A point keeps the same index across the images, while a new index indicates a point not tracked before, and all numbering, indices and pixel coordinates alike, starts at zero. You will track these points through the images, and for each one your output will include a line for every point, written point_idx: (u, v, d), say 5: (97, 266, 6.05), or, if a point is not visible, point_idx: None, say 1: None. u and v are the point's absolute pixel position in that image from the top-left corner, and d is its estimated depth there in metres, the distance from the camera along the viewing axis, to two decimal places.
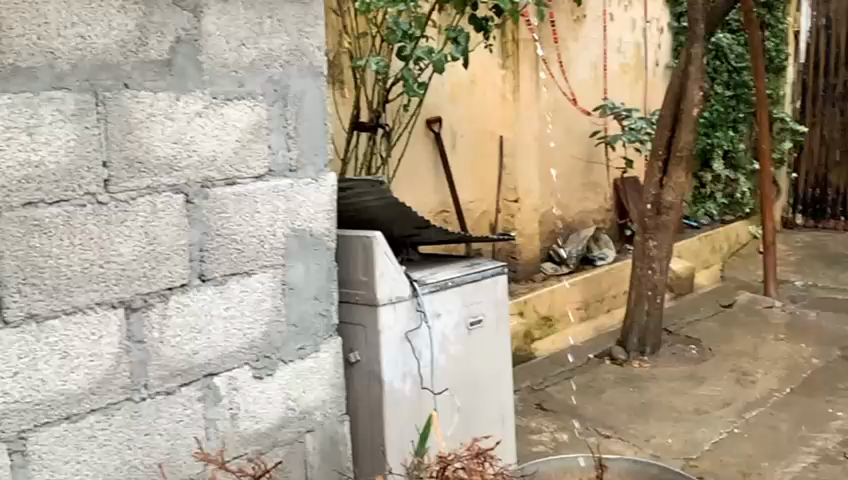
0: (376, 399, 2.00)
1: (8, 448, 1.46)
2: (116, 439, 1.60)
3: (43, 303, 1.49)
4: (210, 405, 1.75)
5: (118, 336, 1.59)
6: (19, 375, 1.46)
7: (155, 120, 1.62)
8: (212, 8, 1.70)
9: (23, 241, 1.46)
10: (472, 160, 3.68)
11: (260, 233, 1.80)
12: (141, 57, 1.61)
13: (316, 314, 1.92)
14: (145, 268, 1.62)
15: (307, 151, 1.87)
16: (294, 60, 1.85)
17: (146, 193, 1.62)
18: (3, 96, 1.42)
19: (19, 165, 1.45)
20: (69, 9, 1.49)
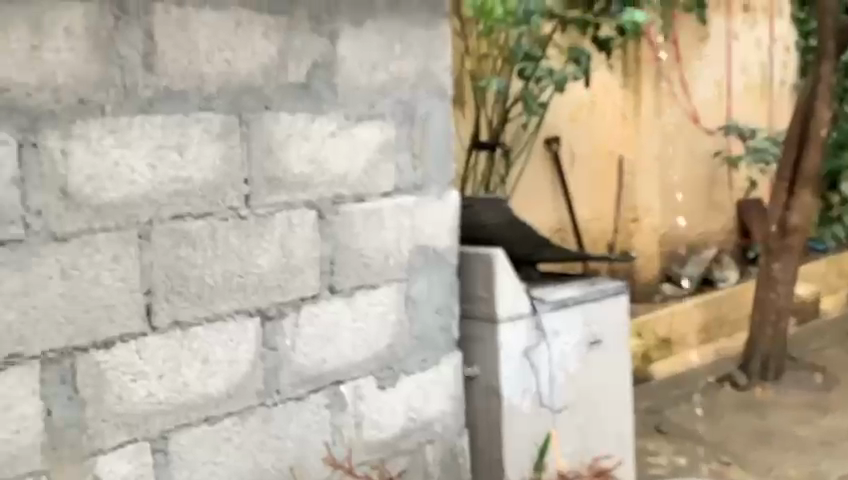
0: (494, 414, 2.03)
1: (153, 447, 1.56)
2: (249, 441, 1.69)
3: (188, 309, 1.59)
4: (337, 412, 1.82)
5: (254, 343, 1.69)
6: (165, 378, 1.56)
7: (293, 140, 1.72)
8: (346, 33, 1.79)
9: (172, 252, 1.56)
10: (592, 179, 3.63)
11: (386, 248, 1.88)
12: (282, 81, 1.70)
13: (439, 328, 1.99)
14: (280, 279, 1.72)
15: (433, 171, 1.96)
16: (422, 83, 1.93)
17: (283, 208, 1.72)
18: (158, 117, 1.53)
19: (170, 181, 1.56)
20: (219, 36, 1.61)
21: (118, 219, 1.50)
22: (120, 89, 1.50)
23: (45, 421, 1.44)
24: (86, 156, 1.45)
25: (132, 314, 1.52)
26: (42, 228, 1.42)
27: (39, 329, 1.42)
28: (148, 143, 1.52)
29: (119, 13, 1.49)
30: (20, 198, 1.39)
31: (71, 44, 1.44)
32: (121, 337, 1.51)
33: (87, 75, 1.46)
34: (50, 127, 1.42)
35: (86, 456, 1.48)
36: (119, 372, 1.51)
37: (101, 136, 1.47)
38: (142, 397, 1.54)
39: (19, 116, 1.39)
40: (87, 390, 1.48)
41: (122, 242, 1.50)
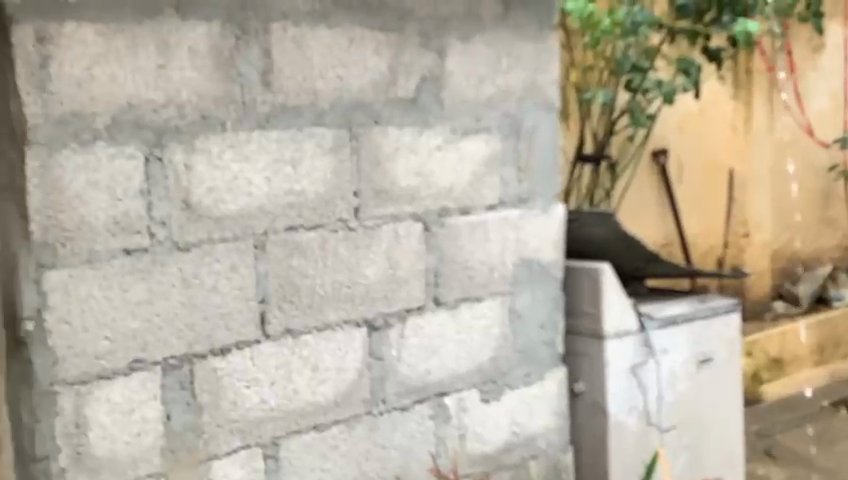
0: (600, 431, 2.02)
1: (264, 452, 1.61)
2: (356, 449, 1.72)
3: (298, 318, 1.64)
4: (440, 424, 1.84)
5: (361, 353, 1.72)
6: (276, 384, 1.61)
7: (400, 154, 1.75)
8: (454, 48, 1.81)
9: (285, 262, 1.62)
10: (703, 192, 3.40)
11: (490, 261, 1.89)
12: (391, 96, 1.74)
13: (542, 342, 1.99)
14: (387, 290, 1.75)
15: (538, 184, 1.96)
16: (528, 95, 1.93)
17: (391, 221, 1.75)
18: (274, 132, 1.59)
19: (284, 194, 1.61)
20: (332, 53, 1.65)
21: (235, 229, 1.56)
22: (239, 105, 1.56)
23: (164, 425, 1.50)
24: (207, 170, 1.52)
25: (247, 322, 1.58)
26: (166, 238, 1.49)
27: (161, 335, 1.49)
28: (264, 157, 1.58)
29: (239, 33, 1.55)
30: (146, 209, 1.46)
31: (196, 63, 1.51)
32: (237, 344, 1.57)
33: (209, 92, 1.53)
34: (175, 142, 1.49)
35: (202, 460, 1.54)
36: (234, 379, 1.57)
37: (221, 150, 1.53)
38: (255, 404, 1.59)
39: (146, 132, 1.47)
40: (204, 396, 1.54)
41: (238, 252, 1.56)
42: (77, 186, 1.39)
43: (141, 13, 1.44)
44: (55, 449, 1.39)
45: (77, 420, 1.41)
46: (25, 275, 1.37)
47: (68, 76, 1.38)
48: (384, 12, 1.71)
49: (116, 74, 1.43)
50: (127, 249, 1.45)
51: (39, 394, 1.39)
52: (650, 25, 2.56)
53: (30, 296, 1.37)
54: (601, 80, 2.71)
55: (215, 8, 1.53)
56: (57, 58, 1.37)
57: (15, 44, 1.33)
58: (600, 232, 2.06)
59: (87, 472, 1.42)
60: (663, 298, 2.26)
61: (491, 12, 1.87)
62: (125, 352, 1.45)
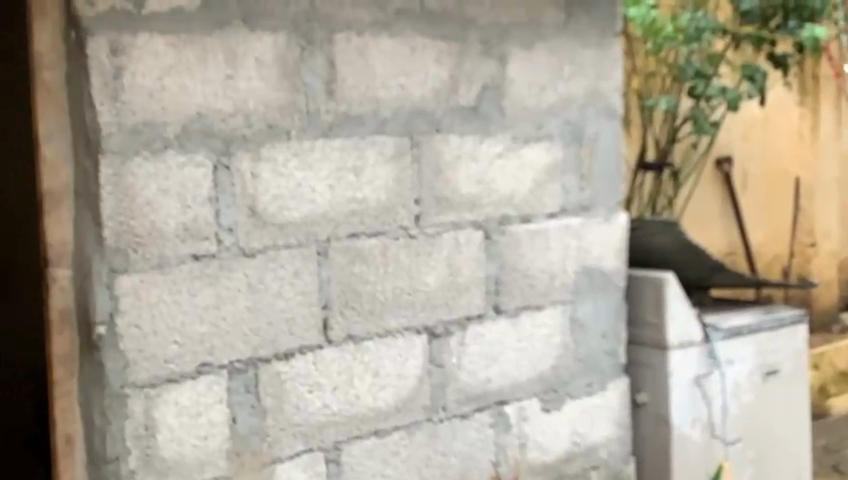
0: (664, 443, 1.99)
1: (326, 457, 1.63)
2: (416, 456, 1.72)
3: (360, 324, 1.65)
4: (501, 432, 1.83)
5: (422, 359, 1.73)
6: (338, 390, 1.63)
7: (461, 162, 1.76)
8: (516, 55, 1.82)
9: (347, 268, 1.63)
10: (767, 201, 3.31)
11: (551, 269, 1.89)
12: (452, 104, 1.75)
13: (604, 351, 1.98)
14: (448, 297, 1.76)
15: (601, 191, 1.96)
16: (591, 102, 1.93)
17: (452, 228, 1.75)
18: (337, 140, 1.61)
19: (347, 201, 1.63)
20: (394, 62, 1.67)
21: (299, 236, 1.58)
22: (304, 114, 1.58)
23: (230, 428, 1.52)
24: (272, 178, 1.55)
25: (310, 328, 1.60)
26: (232, 244, 1.52)
27: (227, 340, 1.52)
28: (328, 165, 1.60)
29: (305, 43, 1.58)
30: (213, 216, 1.50)
31: (262, 73, 1.54)
32: (300, 349, 1.59)
33: (274, 100, 1.55)
34: (242, 151, 1.52)
35: (266, 463, 1.56)
36: (297, 383, 1.59)
37: (286, 158, 1.56)
38: (318, 408, 1.61)
39: (214, 140, 1.50)
40: (268, 400, 1.56)
41: (302, 258, 1.59)
42: (148, 193, 1.43)
43: (210, 25, 1.48)
44: (125, 451, 1.43)
45: (146, 422, 1.45)
46: (98, 280, 1.41)
47: (140, 86, 1.42)
48: (445, 21, 1.73)
49: (186, 84, 1.46)
50: (195, 255, 1.48)
51: (111, 396, 1.42)
52: (714, 31, 2.55)
53: (102, 301, 1.41)
54: (664, 86, 2.68)
55: (282, 18, 1.55)
56: (130, 69, 1.41)
57: (90, 56, 1.38)
58: (663, 240, 2.04)
59: (156, 473, 1.45)
60: (726, 309, 2.22)
61: (552, 20, 1.87)
62: (193, 356, 1.49)
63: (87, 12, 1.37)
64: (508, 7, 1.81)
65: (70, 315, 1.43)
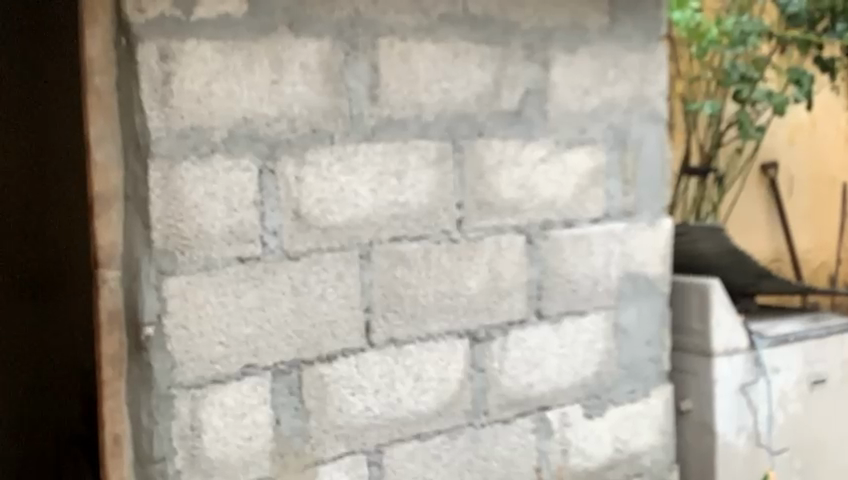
0: (708, 451, 1.97)
1: (368, 459, 1.63)
2: (458, 460, 1.72)
3: (402, 328, 1.66)
4: (543, 437, 1.82)
5: (463, 363, 1.73)
6: (380, 393, 1.64)
7: (504, 167, 1.75)
8: (559, 60, 1.82)
9: (389, 272, 1.64)
10: (813, 207, 3.24)
11: (595, 274, 1.88)
12: (495, 108, 1.75)
13: (648, 358, 1.96)
14: (490, 302, 1.75)
15: (645, 196, 1.95)
16: (635, 107, 1.92)
17: (494, 233, 1.75)
18: (380, 144, 1.62)
19: (389, 205, 1.64)
20: (438, 67, 1.68)
21: (342, 239, 1.59)
22: (347, 118, 1.60)
23: (274, 429, 1.54)
24: (316, 182, 1.56)
25: (352, 331, 1.61)
26: (276, 247, 1.53)
27: (271, 341, 1.53)
28: (371, 169, 1.61)
29: (348, 48, 1.59)
30: (259, 219, 1.51)
31: (307, 78, 1.55)
32: (342, 352, 1.60)
33: (318, 105, 1.57)
34: (287, 155, 1.54)
35: (309, 464, 1.57)
36: (340, 386, 1.60)
37: (329, 163, 1.57)
38: (360, 411, 1.62)
39: (260, 145, 1.52)
40: (311, 401, 1.57)
41: (345, 261, 1.59)
42: (196, 196, 1.45)
43: (257, 31, 1.50)
44: (171, 451, 1.45)
45: (191, 423, 1.47)
46: (146, 281, 1.43)
47: (188, 91, 1.44)
48: (489, 26, 1.73)
49: (232, 89, 1.48)
50: (241, 258, 1.50)
51: (158, 396, 1.45)
52: (760, 34, 2.47)
53: (150, 302, 1.43)
54: (708, 90, 2.65)
55: (327, 24, 1.57)
56: (178, 74, 1.43)
57: (140, 61, 1.40)
58: (708, 246, 2.01)
59: (201, 473, 1.47)
60: (772, 316, 2.18)
61: (597, 24, 1.86)
62: (238, 357, 1.50)
63: (137, 18, 1.40)
64: (552, 11, 1.80)
65: (119, 316, 1.46)
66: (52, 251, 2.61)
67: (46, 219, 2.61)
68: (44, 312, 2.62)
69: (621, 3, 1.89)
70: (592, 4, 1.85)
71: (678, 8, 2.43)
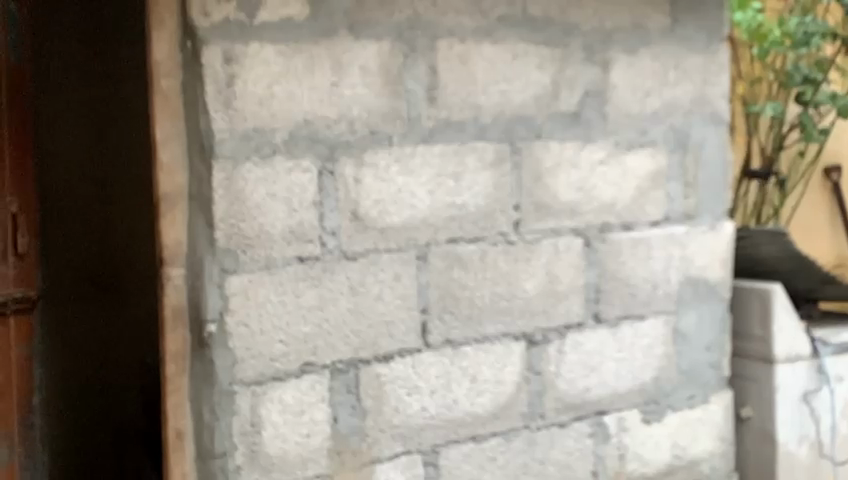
0: (768, 459, 1.93)
1: (424, 459, 1.64)
2: (514, 463, 1.72)
3: (458, 330, 1.66)
4: (599, 442, 1.81)
5: (520, 366, 1.72)
6: (436, 394, 1.64)
7: (562, 169, 1.75)
8: (620, 61, 1.80)
9: (446, 273, 1.65)
10: None
11: (654, 278, 1.86)
12: (554, 110, 1.74)
13: (708, 364, 1.93)
14: (547, 305, 1.74)
15: (706, 199, 1.92)
16: (697, 109, 1.90)
17: (551, 235, 1.75)
18: (438, 146, 1.63)
19: (447, 207, 1.64)
20: (496, 68, 1.68)
21: (399, 240, 1.60)
22: (405, 120, 1.61)
23: (331, 427, 1.55)
24: (374, 183, 1.57)
25: (408, 331, 1.61)
26: (335, 247, 1.55)
27: (330, 340, 1.55)
28: (428, 171, 1.62)
29: (407, 50, 1.60)
30: (318, 219, 1.53)
31: (366, 80, 1.57)
32: (399, 352, 1.61)
33: (377, 107, 1.58)
34: (346, 156, 1.55)
35: (366, 462, 1.59)
36: (396, 385, 1.61)
37: (387, 164, 1.58)
38: (416, 411, 1.62)
39: (320, 146, 1.53)
40: (368, 400, 1.58)
41: (402, 262, 1.60)
42: (258, 197, 1.48)
43: (317, 33, 1.52)
44: (232, 446, 1.48)
45: (252, 419, 1.49)
46: (210, 280, 1.46)
47: (252, 94, 1.47)
48: (548, 27, 1.73)
49: (293, 92, 1.50)
50: (300, 257, 1.52)
51: (220, 392, 1.47)
52: (824, 35, 2.40)
53: (213, 301, 1.46)
54: (770, 92, 2.60)
55: (387, 26, 1.59)
56: (241, 77, 1.46)
57: (205, 64, 1.43)
58: (771, 250, 1.97)
59: (260, 470, 1.50)
60: (835, 324, 2.13)
61: (657, 25, 1.85)
62: (297, 355, 1.52)
63: (202, 22, 1.43)
64: (612, 12, 1.79)
65: (183, 312, 1.48)
66: (100, 238, 2.27)
67: (111, 200, 2.27)
68: (78, 306, 2.24)
69: (682, 3, 1.87)
70: (653, 4, 1.84)
71: (740, 9, 2.44)
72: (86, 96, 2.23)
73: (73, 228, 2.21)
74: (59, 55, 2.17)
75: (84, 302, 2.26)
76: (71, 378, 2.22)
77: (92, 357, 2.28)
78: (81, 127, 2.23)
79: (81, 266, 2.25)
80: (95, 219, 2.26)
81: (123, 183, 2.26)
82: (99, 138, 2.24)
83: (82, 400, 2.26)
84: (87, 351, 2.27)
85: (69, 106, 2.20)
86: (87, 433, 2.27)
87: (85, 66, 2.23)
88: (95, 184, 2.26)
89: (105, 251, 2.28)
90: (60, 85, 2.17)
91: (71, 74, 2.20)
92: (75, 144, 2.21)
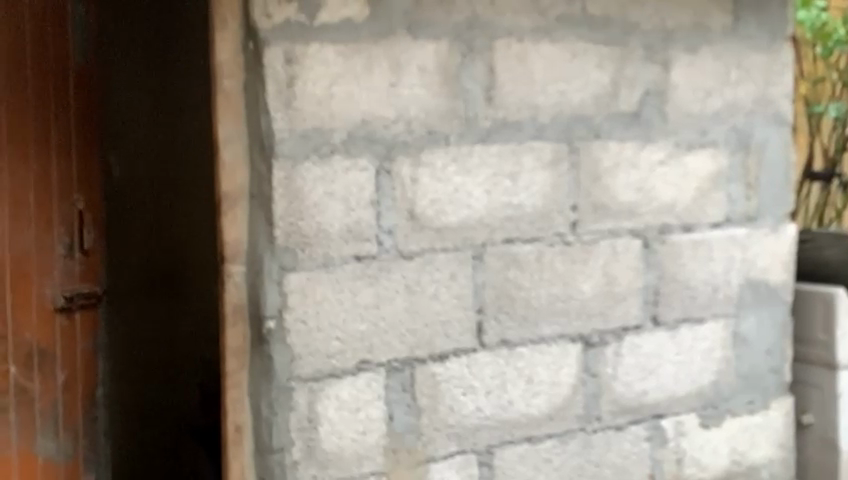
0: (829, 467, 1.89)
1: (479, 459, 1.64)
2: (569, 465, 1.71)
3: (514, 330, 1.66)
4: (657, 446, 1.79)
5: (576, 368, 1.71)
6: (491, 394, 1.64)
7: (621, 169, 1.73)
8: (681, 60, 1.78)
9: (502, 273, 1.64)
10: None
11: (714, 281, 1.83)
12: (613, 109, 1.73)
13: (768, 368, 1.89)
14: (604, 306, 1.73)
15: (767, 200, 1.88)
16: (759, 109, 1.86)
17: (609, 236, 1.73)
18: (495, 146, 1.63)
19: (503, 207, 1.64)
20: (554, 68, 1.67)
21: (456, 240, 1.60)
22: (463, 119, 1.61)
23: (387, 425, 1.56)
24: (431, 183, 1.58)
25: (464, 331, 1.62)
26: (392, 246, 1.56)
27: (386, 338, 1.56)
28: (485, 171, 1.62)
29: (466, 50, 1.61)
30: (375, 219, 1.54)
31: (424, 80, 1.57)
32: (455, 351, 1.61)
33: (434, 107, 1.59)
34: (403, 156, 1.56)
35: (421, 461, 1.59)
36: (452, 385, 1.61)
37: (444, 164, 1.59)
38: (471, 411, 1.62)
39: (378, 146, 1.55)
40: (424, 399, 1.59)
41: (458, 262, 1.61)
42: (316, 195, 1.50)
43: (376, 34, 1.53)
44: (290, 442, 1.50)
45: (309, 415, 1.51)
46: (269, 276, 1.48)
47: (311, 94, 1.49)
48: (608, 26, 1.72)
49: (352, 92, 1.52)
50: (358, 255, 1.53)
51: (278, 388, 1.49)
52: None
53: (272, 297, 1.48)
54: (833, 92, 2.53)
55: (445, 26, 1.59)
56: (301, 77, 1.48)
57: (266, 64, 1.45)
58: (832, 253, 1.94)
59: (317, 465, 1.51)
60: None
61: (720, 24, 1.82)
62: (353, 353, 1.54)
63: (264, 23, 1.45)
64: (674, 11, 1.77)
65: (243, 309, 1.50)
66: (161, 237, 2.27)
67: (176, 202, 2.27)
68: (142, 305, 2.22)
69: (745, 1, 1.84)
70: (715, 3, 1.81)
71: (804, 7, 2.39)
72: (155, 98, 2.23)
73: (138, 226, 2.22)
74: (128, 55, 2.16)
75: (147, 301, 2.24)
76: (133, 380, 2.20)
77: (153, 358, 2.27)
78: (147, 129, 2.23)
79: (145, 266, 2.24)
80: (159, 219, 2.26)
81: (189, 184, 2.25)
82: (163, 139, 2.25)
83: (143, 402, 2.24)
84: (146, 352, 2.25)
85: (139, 104, 2.20)
86: (147, 433, 2.26)
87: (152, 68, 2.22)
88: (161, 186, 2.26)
89: (171, 251, 2.28)
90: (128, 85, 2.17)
91: (142, 75, 2.21)
92: (140, 145, 2.21)
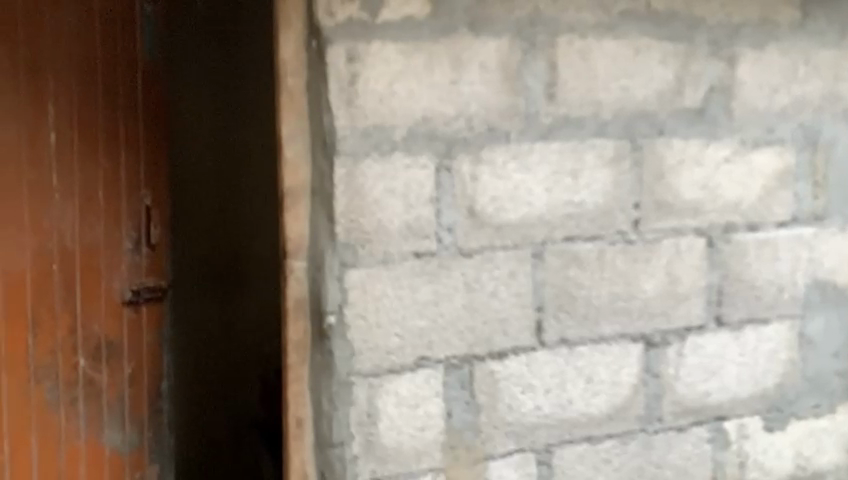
0: None
1: (538, 458, 1.64)
2: (629, 466, 1.70)
3: (574, 329, 1.64)
4: (719, 448, 1.76)
5: (637, 368, 1.69)
6: (550, 393, 1.63)
7: (685, 167, 1.71)
8: (747, 56, 1.75)
9: (563, 271, 1.63)
10: None
11: (780, 281, 1.79)
12: (677, 106, 1.70)
13: (833, 372, 1.85)
14: (667, 306, 1.71)
15: (835, 199, 1.83)
16: (828, 105, 1.82)
17: (672, 234, 1.71)
18: (556, 143, 1.62)
19: (564, 204, 1.62)
20: (617, 64, 1.65)
21: (516, 238, 1.59)
22: (524, 117, 1.60)
23: (446, 421, 1.57)
24: (491, 180, 1.57)
25: (523, 329, 1.61)
26: (452, 243, 1.56)
27: (445, 335, 1.56)
28: (546, 168, 1.61)
29: (527, 47, 1.60)
30: (435, 216, 1.55)
31: (485, 77, 1.57)
32: (514, 350, 1.61)
33: (495, 104, 1.58)
34: (464, 154, 1.56)
35: (480, 459, 1.60)
36: (511, 383, 1.61)
37: (505, 161, 1.58)
38: (530, 410, 1.62)
39: (438, 143, 1.55)
40: (482, 397, 1.59)
41: (517, 260, 1.60)
42: (377, 192, 1.51)
43: (438, 32, 1.54)
44: (349, 436, 1.52)
45: (368, 410, 1.52)
46: (330, 273, 1.49)
47: (372, 92, 1.50)
48: (673, 22, 1.69)
49: (414, 90, 1.52)
50: (417, 252, 1.54)
51: (338, 383, 1.51)
52: None
53: (333, 293, 1.50)
54: None
55: (507, 23, 1.58)
56: (363, 75, 1.49)
57: (329, 62, 1.47)
58: None
59: (376, 460, 1.53)
60: None
61: (787, 19, 1.78)
62: (412, 349, 1.54)
63: (327, 21, 1.47)
64: (740, 6, 1.74)
65: (304, 304, 1.51)
66: (220, 232, 2.30)
67: (236, 198, 2.30)
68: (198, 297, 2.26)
69: None
70: None
71: None
72: (217, 95, 2.26)
73: (196, 222, 2.26)
74: (188, 51, 2.21)
75: (204, 298, 2.28)
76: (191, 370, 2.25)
77: (210, 349, 2.29)
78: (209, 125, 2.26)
79: (204, 260, 2.28)
80: (219, 215, 2.29)
81: (247, 180, 2.29)
82: (223, 136, 2.28)
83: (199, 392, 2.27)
84: (202, 345, 2.28)
85: (198, 101, 2.24)
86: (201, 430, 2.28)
87: (212, 70, 2.25)
88: (219, 184, 2.28)
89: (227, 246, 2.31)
90: (190, 80, 2.22)
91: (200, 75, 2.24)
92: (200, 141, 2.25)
